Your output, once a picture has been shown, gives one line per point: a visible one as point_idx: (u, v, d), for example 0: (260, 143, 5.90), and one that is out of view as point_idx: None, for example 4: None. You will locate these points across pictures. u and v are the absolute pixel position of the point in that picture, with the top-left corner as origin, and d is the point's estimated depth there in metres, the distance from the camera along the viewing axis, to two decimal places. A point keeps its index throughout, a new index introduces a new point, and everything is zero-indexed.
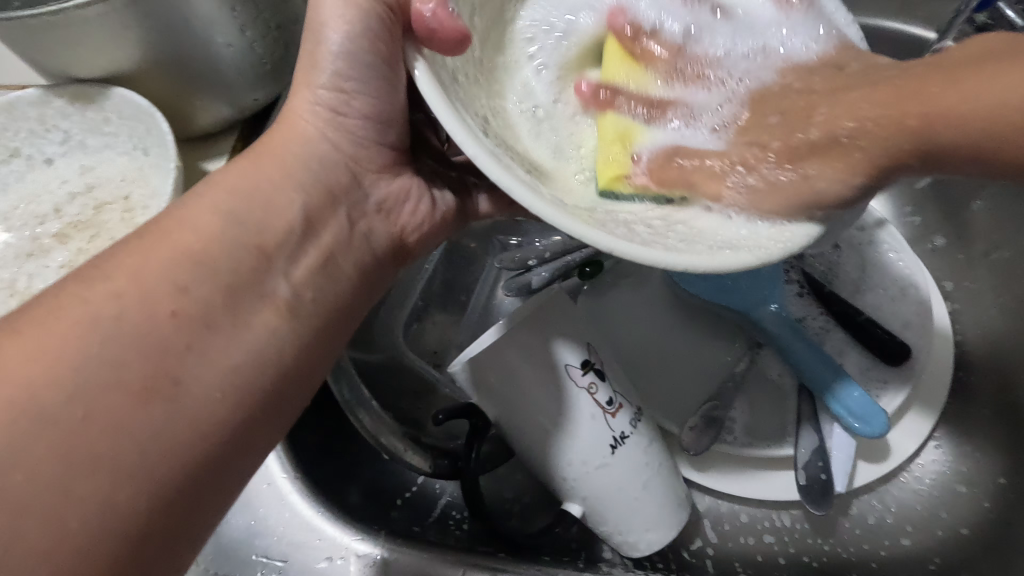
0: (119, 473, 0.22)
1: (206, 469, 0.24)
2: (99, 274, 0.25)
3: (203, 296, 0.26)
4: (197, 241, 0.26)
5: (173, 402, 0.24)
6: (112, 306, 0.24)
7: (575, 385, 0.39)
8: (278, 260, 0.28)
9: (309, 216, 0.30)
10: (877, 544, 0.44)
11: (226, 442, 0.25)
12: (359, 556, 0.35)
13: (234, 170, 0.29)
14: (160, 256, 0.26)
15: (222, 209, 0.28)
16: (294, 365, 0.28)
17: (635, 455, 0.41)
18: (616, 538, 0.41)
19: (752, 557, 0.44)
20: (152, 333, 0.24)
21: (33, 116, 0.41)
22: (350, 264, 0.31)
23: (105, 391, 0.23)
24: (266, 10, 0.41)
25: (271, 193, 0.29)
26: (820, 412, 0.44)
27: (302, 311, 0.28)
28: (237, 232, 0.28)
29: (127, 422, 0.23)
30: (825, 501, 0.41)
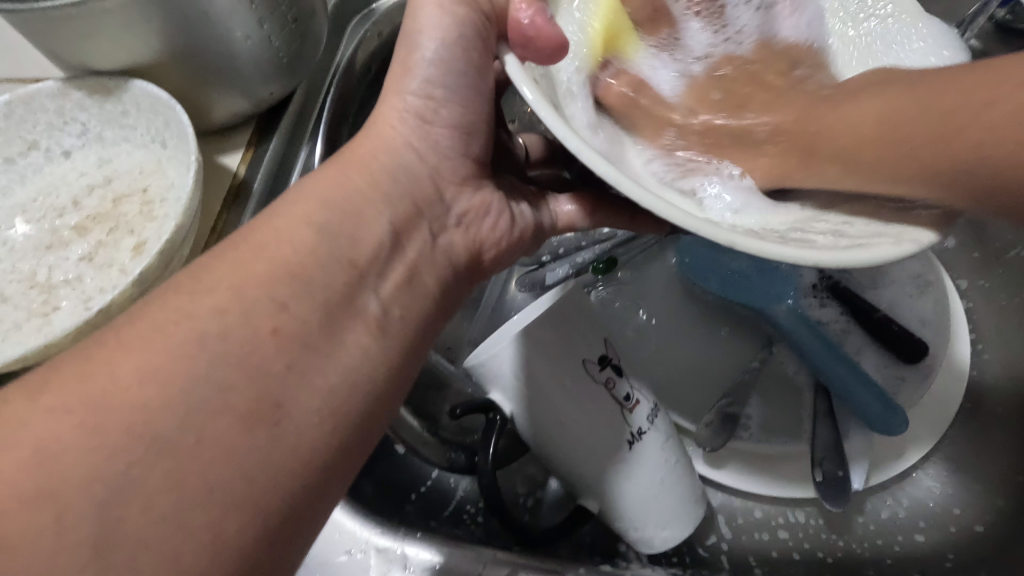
0: (229, 501, 0.21)
1: (306, 497, 0.24)
2: (200, 288, 0.24)
3: (302, 314, 0.25)
4: (298, 257, 0.26)
5: (278, 429, 0.23)
6: (212, 323, 0.23)
7: (592, 379, 0.40)
8: (371, 275, 0.27)
9: (397, 232, 0.29)
10: (890, 540, 0.43)
11: (324, 471, 0.24)
12: (379, 550, 0.35)
13: (323, 178, 0.29)
14: (255, 271, 0.25)
15: (315, 220, 0.27)
16: (386, 386, 0.27)
17: (653, 451, 0.41)
18: (632, 534, 0.41)
19: (768, 552, 0.44)
20: (256, 354, 0.23)
21: (52, 109, 0.41)
22: (431, 280, 0.30)
23: (215, 416, 0.22)
24: (282, 4, 0.41)
25: (362, 206, 0.28)
26: (836, 408, 0.44)
27: (389, 329, 0.27)
28: (334, 246, 0.27)
29: (236, 447, 0.22)
30: (845, 498, 0.41)
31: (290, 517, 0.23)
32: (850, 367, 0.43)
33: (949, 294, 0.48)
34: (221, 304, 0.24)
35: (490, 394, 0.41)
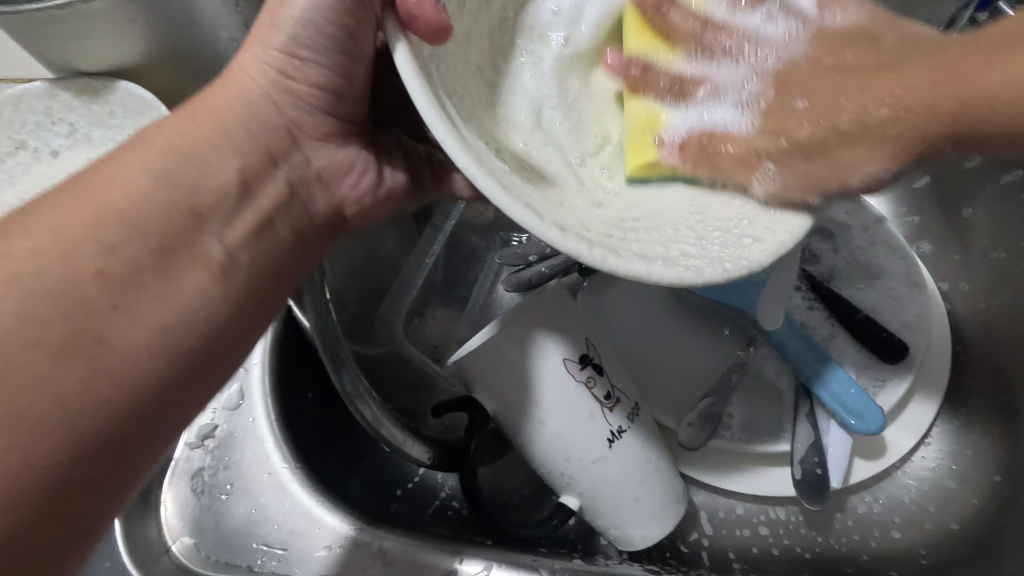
0: (40, 427, 0.22)
1: (132, 423, 0.24)
2: (24, 229, 0.24)
3: (132, 256, 0.25)
4: (134, 201, 0.26)
5: (97, 361, 0.23)
6: (31, 264, 0.23)
7: (572, 378, 0.40)
8: (212, 218, 0.28)
9: (247, 181, 0.29)
10: (866, 536, 0.44)
11: (149, 400, 0.25)
12: (358, 544, 0.35)
13: (170, 125, 0.29)
14: (76, 212, 0.25)
15: (154, 168, 0.27)
16: (224, 326, 0.28)
17: (632, 450, 0.41)
18: (612, 532, 0.42)
19: (748, 549, 0.44)
20: (74, 291, 0.24)
21: (40, 109, 0.42)
22: (286, 228, 0.32)
23: (28, 348, 0.22)
24: None
25: (209, 154, 0.29)
26: (816, 408, 0.44)
27: (232, 273, 0.28)
28: (173, 193, 0.27)
29: (47, 377, 0.22)
30: (823, 496, 0.42)
31: (112, 440, 0.24)
32: (834, 372, 0.43)
33: (931, 296, 0.49)
34: (45, 246, 0.24)
35: (473, 392, 0.42)
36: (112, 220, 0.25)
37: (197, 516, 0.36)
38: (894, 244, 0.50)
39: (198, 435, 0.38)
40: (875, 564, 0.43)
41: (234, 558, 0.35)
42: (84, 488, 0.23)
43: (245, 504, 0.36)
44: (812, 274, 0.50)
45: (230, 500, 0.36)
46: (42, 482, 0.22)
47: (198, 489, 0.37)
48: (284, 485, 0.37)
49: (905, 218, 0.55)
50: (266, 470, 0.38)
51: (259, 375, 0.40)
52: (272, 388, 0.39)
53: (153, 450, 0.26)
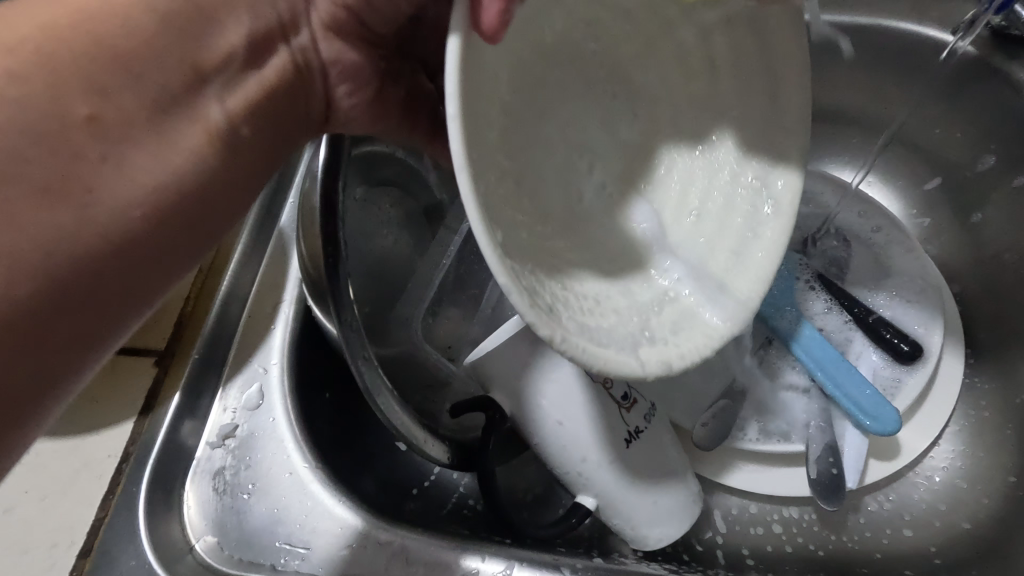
0: (23, 266, 0.22)
1: (111, 277, 0.24)
2: (8, 41, 0.23)
3: (124, 104, 0.24)
4: (126, 35, 0.24)
5: (84, 209, 0.23)
6: (13, 87, 0.22)
7: (590, 379, 0.40)
8: (211, 83, 0.27)
9: (252, 50, 0.29)
10: (878, 532, 0.44)
11: (130, 257, 0.25)
12: (380, 543, 0.36)
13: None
14: (46, 32, 0.23)
15: (153, 3, 0.25)
16: (214, 191, 0.28)
17: (649, 449, 0.42)
18: (629, 532, 0.42)
19: (762, 548, 0.44)
20: (60, 134, 0.23)
21: None
22: (285, 101, 0.31)
23: (12, 183, 0.22)
24: None
25: (220, 6, 0.27)
26: (832, 410, 0.45)
27: (230, 141, 0.28)
28: (175, 40, 0.26)
29: (26, 217, 0.22)
30: (841, 495, 0.42)
31: (92, 289, 0.24)
32: (848, 373, 0.44)
33: (944, 296, 0.49)
34: (20, 73, 0.23)
35: (491, 392, 0.42)
36: (102, 50, 0.24)
37: (219, 515, 0.36)
38: (905, 243, 0.51)
39: (219, 435, 0.38)
40: (889, 562, 0.43)
41: (256, 557, 0.35)
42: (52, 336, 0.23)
43: (266, 504, 0.36)
44: (824, 274, 0.50)
45: (252, 499, 0.37)
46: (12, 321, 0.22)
47: (219, 488, 0.37)
48: (305, 483, 0.37)
49: (916, 219, 0.55)
50: (287, 470, 0.38)
51: (278, 374, 0.40)
52: (291, 388, 0.40)
53: (128, 311, 0.26)
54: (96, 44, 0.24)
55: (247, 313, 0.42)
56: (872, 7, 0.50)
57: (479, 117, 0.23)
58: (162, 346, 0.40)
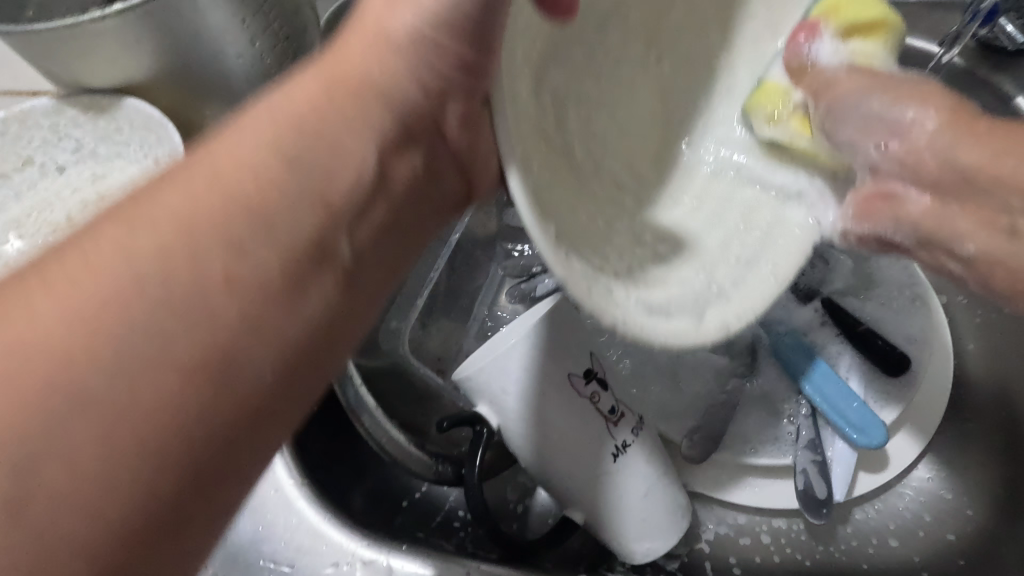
0: (150, 459, 0.20)
1: (230, 445, 0.22)
2: (151, 204, 0.22)
3: (260, 262, 0.22)
4: (261, 193, 0.23)
5: (223, 381, 0.21)
6: (152, 267, 0.21)
7: (577, 394, 0.40)
8: (347, 217, 0.25)
9: (383, 165, 0.27)
10: (864, 542, 0.44)
11: (253, 425, 0.22)
12: (365, 563, 0.35)
13: (310, 84, 0.26)
14: (189, 203, 0.22)
15: (285, 146, 0.24)
16: (335, 320, 0.25)
17: (637, 464, 0.41)
18: (616, 546, 0.42)
19: (751, 558, 0.45)
20: (189, 299, 0.21)
21: (46, 126, 0.42)
22: (409, 216, 0.30)
23: (153, 369, 0.20)
24: (274, 22, 0.42)
25: (339, 130, 0.26)
26: (821, 424, 0.45)
27: (359, 271, 0.27)
28: (304, 176, 0.24)
29: (171, 404, 0.20)
30: (826, 509, 0.42)
31: (225, 468, 0.22)
32: (838, 385, 0.44)
33: (934, 309, 0.49)
34: (160, 249, 0.21)
35: (477, 407, 0.42)
36: (249, 207, 0.23)
37: None
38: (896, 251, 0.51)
39: None
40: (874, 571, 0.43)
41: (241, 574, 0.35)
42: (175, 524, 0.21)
43: (252, 521, 0.36)
44: (811, 284, 0.50)
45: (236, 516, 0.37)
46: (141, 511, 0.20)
47: None
48: (292, 500, 0.37)
49: None
50: (273, 487, 0.37)
51: None
52: None
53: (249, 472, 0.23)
54: (238, 206, 0.23)
55: None
56: None
57: (536, 157, 0.27)
58: None
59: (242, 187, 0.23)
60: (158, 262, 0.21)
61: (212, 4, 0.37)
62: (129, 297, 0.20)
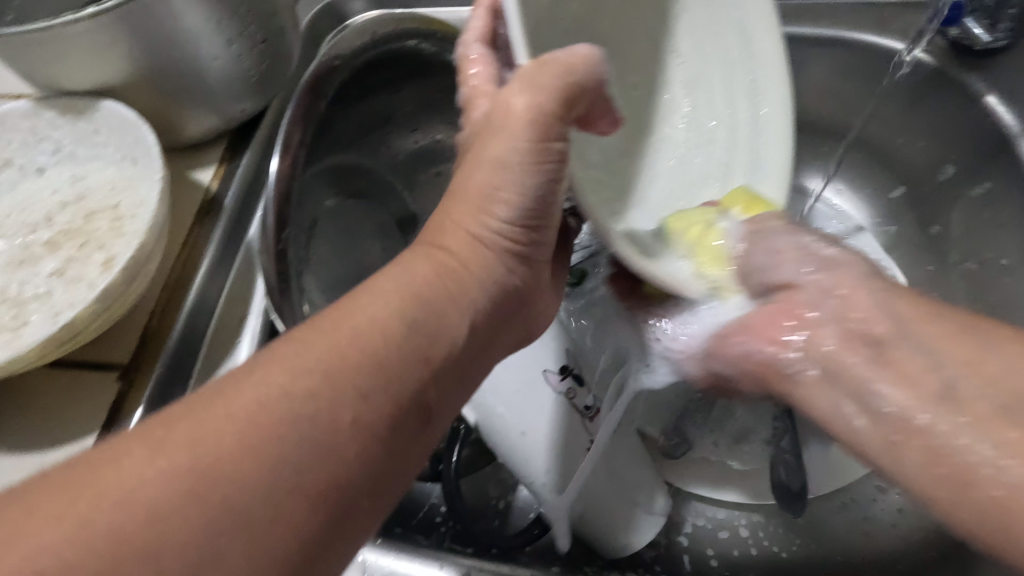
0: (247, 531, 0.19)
1: (314, 556, 0.21)
2: (296, 353, 0.23)
3: (380, 407, 0.23)
4: (394, 335, 0.25)
5: (341, 505, 0.22)
6: (298, 396, 0.22)
7: (553, 390, 0.40)
8: (443, 373, 0.26)
9: (476, 331, 0.28)
10: (838, 534, 0.45)
11: (324, 545, 0.21)
12: None
13: (417, 266, 0.27)
14: (333, 348, 0.23)
15: (406, 314, 0.25)
16: (402, 471, 0.24)
17: (612, 457, 0.42)
18: (595, 541, 0.42)
19: (728, 551, 0.45)
20: (308, 440, 0.21)
21: (26, 129, 0.43)
22: (481, 375, 0.29)
23: (290, 497, 0.20)
24: (251, 24, 0.42)
25: (444, 305, 0.27)
26: (800, 424, 0.45)
27: (436, 427, 0.26)
28: (416, 339, 0.25)
29: (258, 531, 0.19)
30: (803, 502, 0.43)
31: (303, 565, 0.21)
32: None
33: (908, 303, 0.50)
34: (297, 393, 0.22)
35: None
36: (345, 367, 0.23)
37: None
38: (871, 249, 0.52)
39: None
40: (847, 564, 0.43)
41: None
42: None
43: None
44: None
45: None
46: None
47: None
48: None
49: (883, 227, 0.56)
50: None
51: None
52: None
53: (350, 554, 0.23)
54: (349, 353, 0.23)
55: (213, 329, 0.43)
56: (839, 19, 0.51)
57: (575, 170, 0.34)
58: (128, 359, 0.40)
59: (371, 338, 0.24)
60: (297, 400, 0.22)
61: (185, 8, 0.38)
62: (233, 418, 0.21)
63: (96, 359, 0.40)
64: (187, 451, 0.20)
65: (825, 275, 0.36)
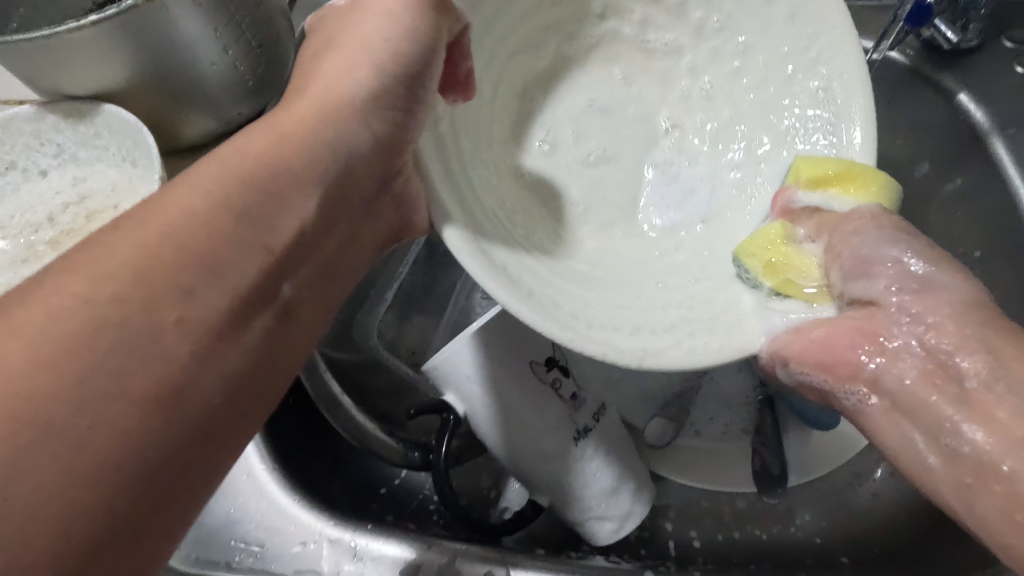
0: (80, 480, 0.19)
1: (185, 460, 0.22)
2: (100, 251, 0.22)
3: (212, 300, 0.23)
4: (207, 209, 0.24)
5: (183, 407, 0.22)
6: (82, 300, 0.21)
7: (539, 380, 0.42)
8: (292, 257, 0.27)
9: (330, 203, 0.29)
10: (818, 518, 0.46)
11: (200, 441, 0.22)
12: (332, 541, 0.37)
13: (262, 128, 0.27)
14: (141, 253, 0.22)
15: (240, 181, 0.25)
16: (253, 383, 0.25)
17: (598, 447, 0.43)
18: (585, 528, 0.43)
19: (713, 536, 0.46)
20: (153, 341, 0.21)
21: (28, 132, 0.44)
22: (348, 253, 0.31)
23: (111, 404, 0.20)
24: (246, 30, 0.44)
25: (299, 160, 0.27)
26: (782, 411, 0.46)
27: (292, 315, 0.27)
28: (260, 212, 0.25)
29: (123, 432, 0.20)
30: (781, 489, 0.44)
31: (146, 497, 0.21)
32: None
33: None
34: (111, 311, 0.21)
35: (445, 395, 0.43)
36: (275, 166, 0.27)
37: None
38: None
39: None
40: (827, 546, 0.45)
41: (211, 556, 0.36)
42: (197, 470, 0.22)
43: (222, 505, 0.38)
44: None
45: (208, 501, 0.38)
46: (133, 485, 0.20)
47: None
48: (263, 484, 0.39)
49: None
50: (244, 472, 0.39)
51: None
52: None
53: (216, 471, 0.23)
54: (159, 277, 0.22)
55: None
56: None
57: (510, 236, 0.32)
58: None
59: (194, 236, 0.23)
60: (130, 299, 0.21)
61: (183, 14, 0.39)
62: (125, 334, 0.21)
63: None
64: None
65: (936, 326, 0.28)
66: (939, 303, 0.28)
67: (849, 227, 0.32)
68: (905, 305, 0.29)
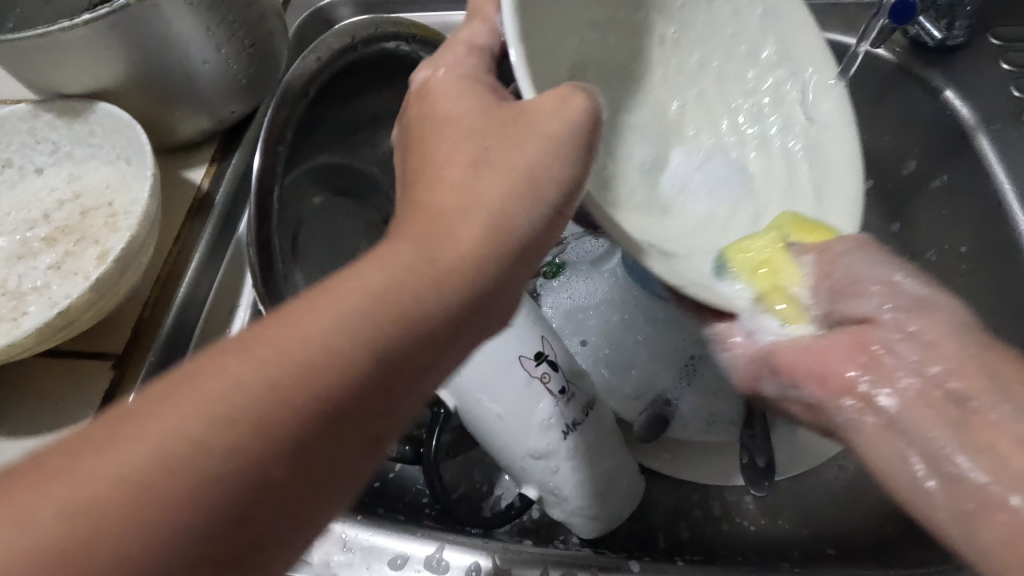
0: (171, 532, 0.17)
1: (303, 494, 0.20)
2: (308, 311, 0.21)
3: (363, 365, 0.21)
4: (422, 276, 0.23)
5: (321, 486, 0.20)
6: (241, 379, 0.19)
7: (529, 375, 0.42)
8: (475, 317, 0.24)
9: (525, 241, 0.26)
10: (804, 510, 0.47)
11: (333, 487, 0.20)
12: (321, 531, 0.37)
13: (443, 207, 0.25)
14: (318, 331, 0.20)
15: (414, 255, 0.23)
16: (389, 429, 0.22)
17: (586, 442, 0.43)
18: (572, 520, 0.44)
19: (702, 528, 0.46)
20: (297, 401, 0.19)
21: (24, 130, 0.44)
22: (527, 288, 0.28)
23: (227, 460, 0.18)
24: (239, 29, 0.44)
25: (484, 210, 0.25)
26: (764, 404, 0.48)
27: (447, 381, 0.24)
28: (452, 267, 0.24)
29: (256, 490, 0.19)
30: (767, 481, 0.45)
31: (240, 554, 0.18)
32: None
33: None
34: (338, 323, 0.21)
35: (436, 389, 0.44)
36: (443, 240, 0.24)
37: None
38: None
39: None
40: (815, 537, 0.45)
41: None
42: (308, 506, 0.20)
43: None
44: None
45: None
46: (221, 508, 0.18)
47: None
48: None
49: None
50: None
51: None
52: None
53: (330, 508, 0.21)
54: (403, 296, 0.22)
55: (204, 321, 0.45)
56: None
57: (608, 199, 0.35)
58: (121, 349, 0.42)
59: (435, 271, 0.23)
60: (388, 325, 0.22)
61: (177, 14, 0.40)
62: (346, 342, 0.21)
63: (89, 349, 0.42)
64: (140, 429, 0.18)
65: (915, 332, 0.33)
66: (932, 324, 0.33)
67: (838, 250, 0.34)
68: (898, 323, 0.34)
